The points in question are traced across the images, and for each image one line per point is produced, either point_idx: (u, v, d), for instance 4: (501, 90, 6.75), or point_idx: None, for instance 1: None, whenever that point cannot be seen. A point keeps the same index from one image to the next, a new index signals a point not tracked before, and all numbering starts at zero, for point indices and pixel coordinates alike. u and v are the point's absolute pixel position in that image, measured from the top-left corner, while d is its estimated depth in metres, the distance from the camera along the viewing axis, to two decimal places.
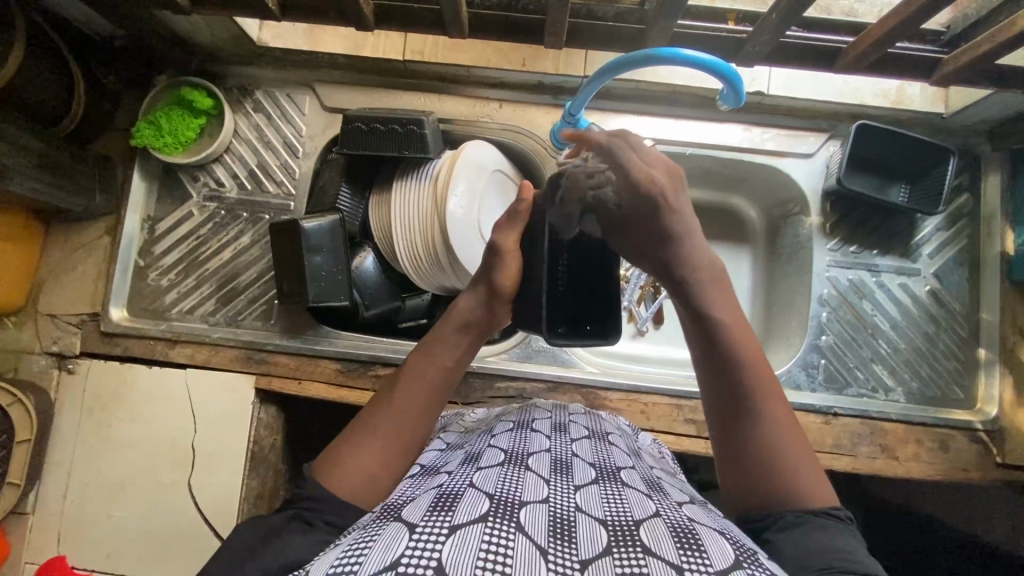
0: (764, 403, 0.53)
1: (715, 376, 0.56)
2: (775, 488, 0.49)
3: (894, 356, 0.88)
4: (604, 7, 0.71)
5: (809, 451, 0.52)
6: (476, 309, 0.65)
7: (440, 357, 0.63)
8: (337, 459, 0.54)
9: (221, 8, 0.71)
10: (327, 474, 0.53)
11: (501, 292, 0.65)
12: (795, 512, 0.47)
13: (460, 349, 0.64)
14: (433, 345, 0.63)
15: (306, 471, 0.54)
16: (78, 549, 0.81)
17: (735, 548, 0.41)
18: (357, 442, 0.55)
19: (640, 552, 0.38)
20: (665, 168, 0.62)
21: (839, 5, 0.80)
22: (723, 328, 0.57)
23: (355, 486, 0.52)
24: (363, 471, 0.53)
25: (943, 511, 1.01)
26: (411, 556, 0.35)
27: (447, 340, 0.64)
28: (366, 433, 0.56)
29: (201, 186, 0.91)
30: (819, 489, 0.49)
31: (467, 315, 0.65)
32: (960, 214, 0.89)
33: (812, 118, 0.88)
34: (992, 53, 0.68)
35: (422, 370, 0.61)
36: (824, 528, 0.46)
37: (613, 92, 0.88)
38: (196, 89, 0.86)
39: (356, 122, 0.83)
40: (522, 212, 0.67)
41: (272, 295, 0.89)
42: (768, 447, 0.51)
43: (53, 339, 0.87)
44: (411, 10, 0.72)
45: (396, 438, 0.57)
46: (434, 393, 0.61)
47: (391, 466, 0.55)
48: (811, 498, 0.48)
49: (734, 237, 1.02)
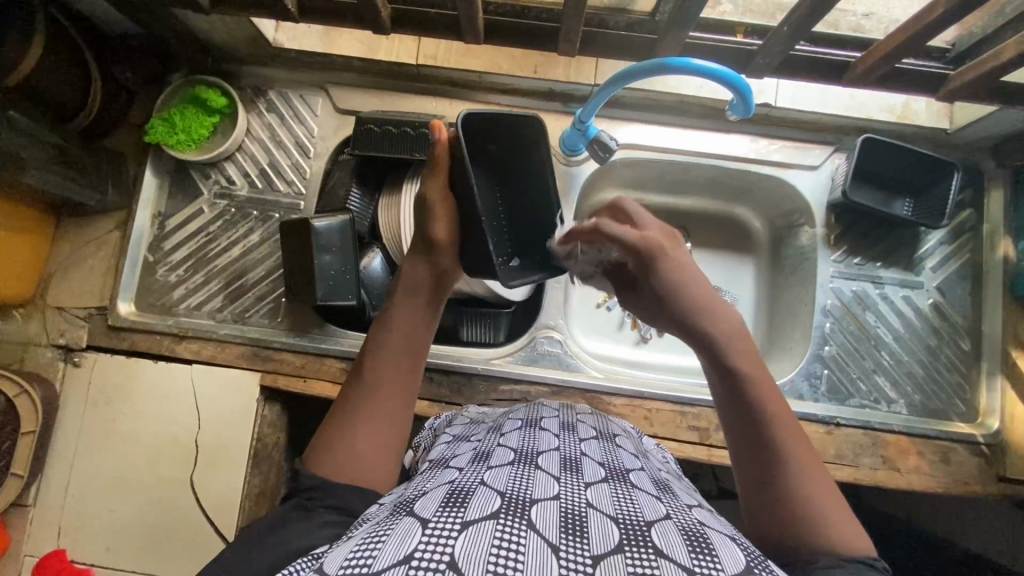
0: (788, 447, 0.53)
1: (741, 427, 0.55)
2: (804, 526, 0.49)
3: (897, 368, 0.89)
4: (616, 17, 0.72)
5: (835, 497, 0.51)
6: (424, 270, 0.66)
7: (401, 323, 0.63)
8: (325, 445, 0.54)
9: (240, 9, 0.72)
10: (319, 463, 0.53)
11: (440, 242, 0.66)
12: (827, 557, 0.46)
13: (416, 310, 0.64)
14: (389, 315, 0.63)
15: (295, 465, 0.54)
16: (79, 543, 0.81)
17: (745, 552, 0.41)
18: (339, 425, 0.55)
19: (651, 552, 0.38)
20: (662, 228, 0.68)
21: (847, 21, 0.82)
22: (751, 381, 0.57)
23: (350, 470, 0.52)
24: (353, 451, 0.53)
25: (943, 526, 1.01)
26: (424, 550, 0.35)
27: (402, 306, 0.64)
28: (347, 414, 0.56)
29: (212, 184, 0.91)
30: (848, 534, 0.48)
31: (415, 279, 0.66)
32: (963, 229, 0.91)
33: (818, 131, 0.89)
34: (997, 70, 0.69)
35: (384, 340, 0.61)
36: (858, 571, 0.45)
37: (622, 100, 0.89)
38: (211, 88, 0.87)
39: (368, 124, 0.84)
40: (439, 156, 0.65)
41: (280, 293, 0.90)
42: (795, 496, 0.50)
43: (60, 331, 0.88)
44: (427, 15, 0.73)
45: (377, 417, 0.56)
46: (401, 360, 0.60)
47: (379, 440, 0.55)
48: (838, 545, 0.48)
49: (738, 247, 1.03)
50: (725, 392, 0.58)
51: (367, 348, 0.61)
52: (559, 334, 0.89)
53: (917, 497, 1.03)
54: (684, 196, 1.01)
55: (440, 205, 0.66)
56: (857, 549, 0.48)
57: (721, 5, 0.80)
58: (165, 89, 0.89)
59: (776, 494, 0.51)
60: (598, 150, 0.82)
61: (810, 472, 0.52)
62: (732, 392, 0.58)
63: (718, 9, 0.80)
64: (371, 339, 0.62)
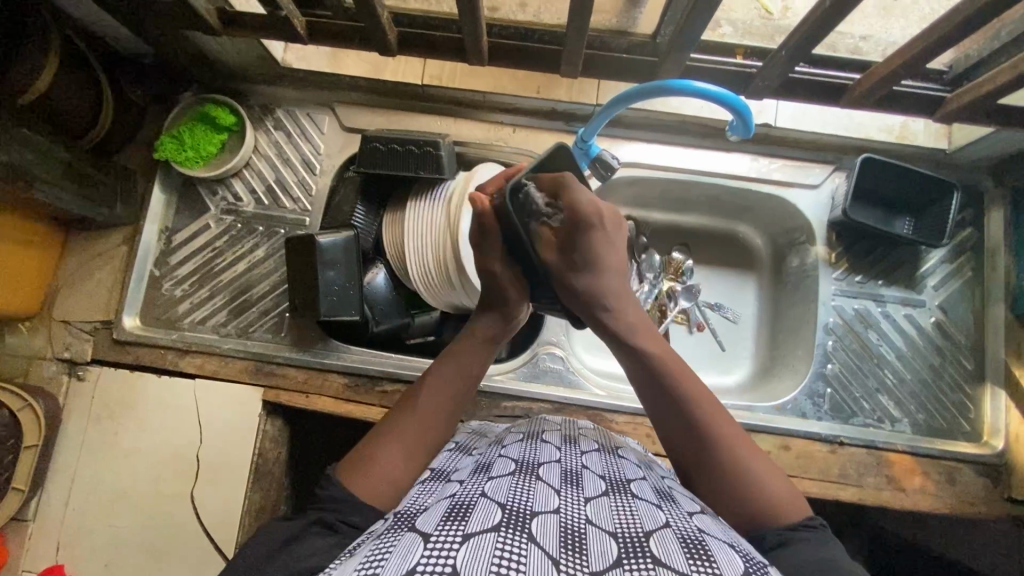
0: (714, 425, 0.54)
1: (675, 416, 0.55)
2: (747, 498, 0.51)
3: (900, 387, 0.88)
4: (617, 40, 0.74)
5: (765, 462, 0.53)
6: (493, 322, 0.65)
7: (466, 366, 0.63)
8: (368, 464, 0.53)
9: (251, 31, 0.73)
10: (360, 480, 0.52)
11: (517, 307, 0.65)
12: (774, 530, 0.49)
13: (479, 359, 0.63)
14: (453, 354, 0.63)
15: (330, 470, 0.54)
16: (78, 559, 0.81)
17: (743, 558, 0.41)
18: (383, 444, 0.55)
19: (650, 561, 0.38)
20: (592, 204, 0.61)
21: (845, 43, 0.83)
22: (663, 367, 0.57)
23: (384, 492, 0.52)
24: (392, 475, 0.53)
25: (950, 548, 1.00)
26: (427, 564, 0.35)
27: (469, 350, 0.63)
28: (394, 438, 0.56)
29: (219, 200, 0.93)
30: (782, 495, 0.51)
31: (484, 327, 0.65)
32: (964, 247, 0.91)
33: (818, 150, 0.90)
34: (993, 93, 0.70)
35: (446, 377, 0.61)
36: (805, 540, 0.47)
37: (624, 119, 0.90)
38: (220, 106, 0.89)
39: (374, 142, 0.85)
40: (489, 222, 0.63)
41: (283, 308, 0.90)
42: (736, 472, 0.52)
43: (65, 345, 0.89)
44: (432, 37, 0.75)
45: (422, 452, 0.56)
46: (456, 402, 0.60)
47: (417, 473, 0.55)
48: (779, 510, 0.50)
49: (739, 265, 1.03)
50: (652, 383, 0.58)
51: (424, 380, 0.61)
52: (561, 351, 0.89)
53: (923, 517, 1.01)
54: (686, 214, 1.02)
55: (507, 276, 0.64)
56: (798, 510, 0.50)
57: (721, 27, 0.81)
58: (175, 107, 0.91)
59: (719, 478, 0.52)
60: (600, 169, 0.83)
61: (739, 442, 0.54)
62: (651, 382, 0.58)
63: (718, 31, 0.81)
64: (432, 370, 0.62)
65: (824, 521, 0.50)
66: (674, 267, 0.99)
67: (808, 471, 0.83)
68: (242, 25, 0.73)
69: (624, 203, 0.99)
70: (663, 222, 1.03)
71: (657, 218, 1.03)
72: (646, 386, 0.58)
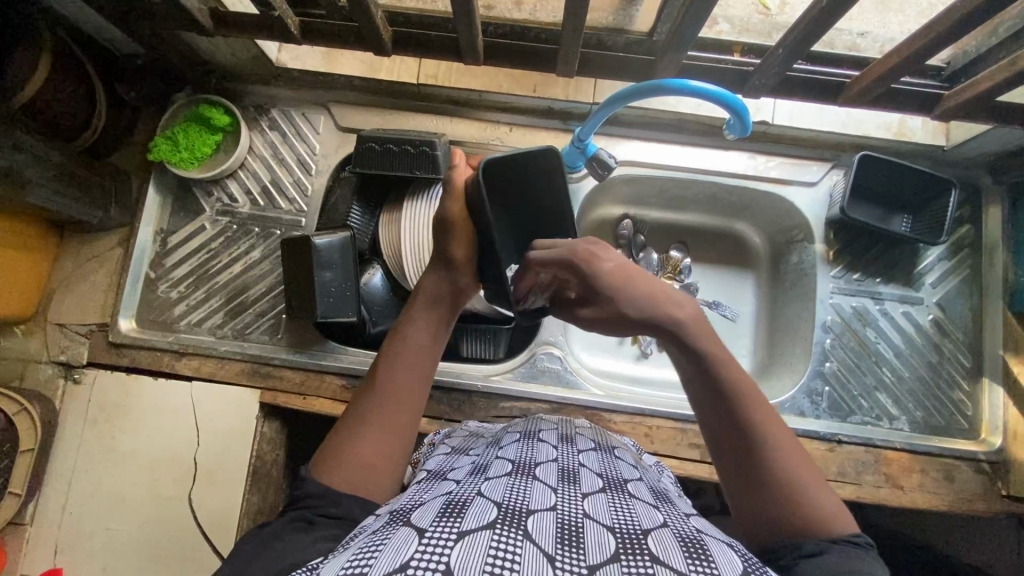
0: (774, 440, 0.51)
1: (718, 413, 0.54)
2: (801, 515, 0.49)
3: (898, 384, 0.89)
4: (614, 38, 0.73)
5: (814, 474, 0.51)
6: (441, 284, 0.64)
7: (416, 337, 0.61)
8: (333, 456, 0.54)
9: (243, 30, 0.73)
10: (327, 476, 0.52)
11: (458, 261, 0.64)
12: (814, 542, 0.47)
13: (433, 324, 0.62)
14: (405, 328, 0.62)
15: (302, 471, 0.54)
16: (75, 562, 0.81)
17: (741, 557, 0.41)
18: (347, 435, 0.55)
19: (647, 559, 0.38)
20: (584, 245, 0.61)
21: (842, 40, 0.82)
22: (715, 366, 0.55)
23: (355, 479, 0.52)
24: (360, 463, 0.53)
25: (946, 543, 1.00)
26: (420, 560, 0.35)
27: (420, 320, 0.62)
28: (358, 424, 0.56)
29: (214, 201, 0.92)
30: (830, 509, 0.49)
31: (433, 291, 0.64)
32: (961, 245, 0.91)
33: (816, 147, 0.90)
34: (990, 91, 0.70)
35: (400, 353, 0.60)
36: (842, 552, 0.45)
37: (620, 118, 0.90)
38: (214, 106, 0.88)
39: (370, 142, 0.85)
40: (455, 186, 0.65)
41: (280, 309, 0.90)
42: (786, 484, 0.50)
43: (61, 348, 0.88)
44: (429, 36, 0.74)
45: (386, 431, 0.56)
46: (415, 371, 0.59)
47: (387, 453, 0.55)
48: (831, 523, 0.48)
49: (737, 262, 1.03)
50: (697, 378, 0.56)
51: (378, 363, 0.60)
52: (558, 350, 0.89)
53: (922, 513, 1.02)
54: (684, 212, 1.02)
55: (460, 226, 0.64)
56: (847, 525, 0.49)
57: (718, 24, 0.81)
58: (169, 108, 0.90)
59: (762, 484, 0.50)
60: (597, 168, 0.83)
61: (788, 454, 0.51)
62: (701, 386, 0.55)
63: (715, 28, 0.80)
64: (388, 348, 0.61)
65: (870, 539, 0.48)
66: (671, 264, 1.01)
67: None
68: (234, 24, 0.72)
69: (620, 202, 0.99)
70: (662, 221, 1.03)
71: (655, 216, 1.02)
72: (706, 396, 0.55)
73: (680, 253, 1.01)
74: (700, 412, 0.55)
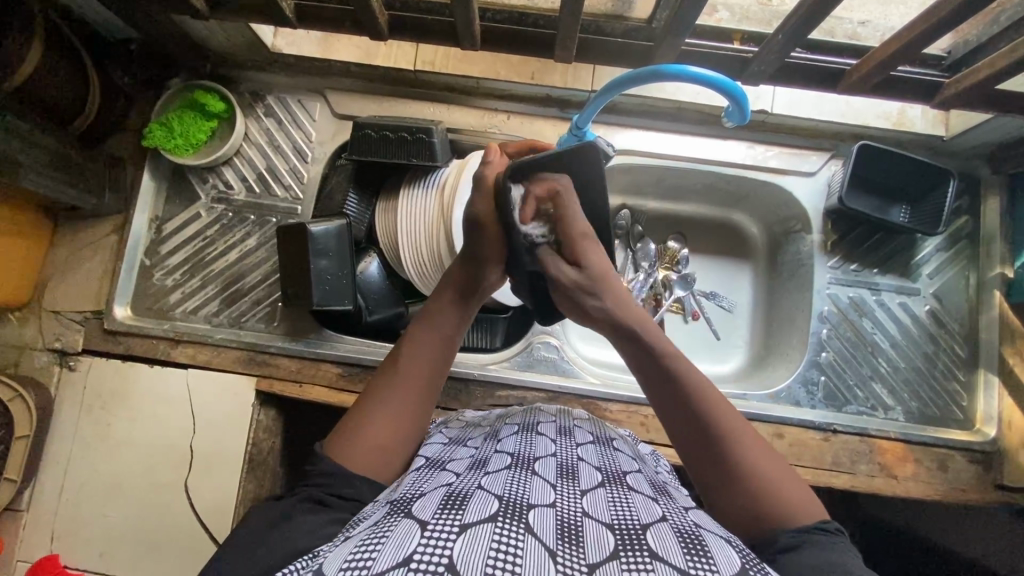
0: (736, 429, 0.52)
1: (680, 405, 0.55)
2: (761, 499, 0.49)
3: (894, 375, 0.89)
4: (613, 25, 0.73)
5: (781, 469, 0.51)
6: (467, 275, 0.64)
7: (440, 327, 0.62)
8: (348, 433, 0.54)
9: (238, 14, 0.72)
10: (341, 452, 0.52)
11: (486, 262, 0.64)
12: (788, 534, 0.46)
13: (455, 316, 0.63)
14: (432, 313, 0.63)
15: (316, 447, 0.54)
16: (72, 548, 0.81)
17: (740, 555, 0.41)
18: (362, 416, 0.55)
19: (646, 555, 0.38)
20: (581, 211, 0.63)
21: (843, 28, 0.81)
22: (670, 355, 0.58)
23: (370, 461, 0.52)
24: (376, 444, 0.53)
25: (938, 533, 1.01)
26: (423, 553, 0.35)
27: (445, 309, 0.63)
28: (376, 398, 0.56)
29: (209, 188, 0.92)
30: (803, 502, 0.49)
31: (463, 280, 0.64)
32: (959, 236, 0.91)
33: (815, 137, 0.89)
34: (991, 78, 0.69)
35: (421, 339, 0.61)
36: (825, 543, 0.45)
37: (618, 106, 0.89)
38: (209, 92, 0.87)
39: (366, 129, 0.84)
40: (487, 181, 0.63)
41: (276, 297, 0.89)
42: (753, 475, 0.50)
43: (55, 335, 0.88)
44: (424, 21, 0.73)
45: (404, 415, 0.56)
46: (435, 359, 0.60)
47: (400, 433, 0.55)
48: (791, 514, 0.48)
49: (734, 253, 1.03)
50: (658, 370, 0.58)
51: (401, 343, 0.61)
52: (556, 340, 0.89)
53: (915, 503, 1.02)
54: (682, 203, 1.02)
55: (489, 229, 0.63)
56: (813, 515, 0.48)
57: (717, 12, 0.80)
58: (163, 93, 0.89)
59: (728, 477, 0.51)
60: None
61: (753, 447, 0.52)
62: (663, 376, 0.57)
63: (714, 16, 0.79)
64: (410, 333, 0.61)
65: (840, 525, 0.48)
66: (670, 255, 1.00)
67: (802, 459, 0.83)
68: (229, 8, 0.72)
69: (619, 192, 0.99)
70: (659, 211, 1.03)
71: (653, 205, 1.02)
72: (664, 400, 0.56)
73: (679, 244, 1.01)
74: (659, 405, 0.57)
